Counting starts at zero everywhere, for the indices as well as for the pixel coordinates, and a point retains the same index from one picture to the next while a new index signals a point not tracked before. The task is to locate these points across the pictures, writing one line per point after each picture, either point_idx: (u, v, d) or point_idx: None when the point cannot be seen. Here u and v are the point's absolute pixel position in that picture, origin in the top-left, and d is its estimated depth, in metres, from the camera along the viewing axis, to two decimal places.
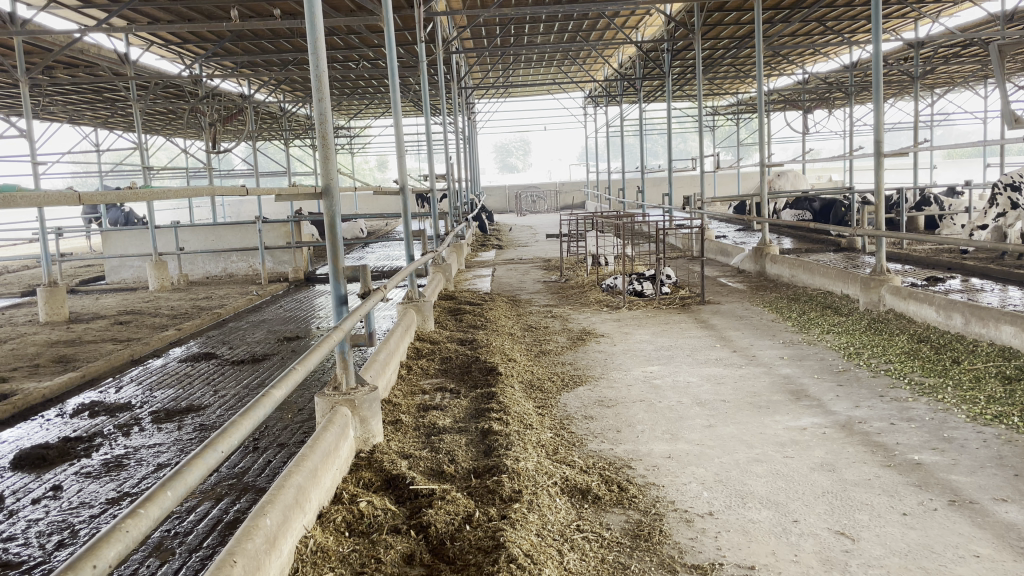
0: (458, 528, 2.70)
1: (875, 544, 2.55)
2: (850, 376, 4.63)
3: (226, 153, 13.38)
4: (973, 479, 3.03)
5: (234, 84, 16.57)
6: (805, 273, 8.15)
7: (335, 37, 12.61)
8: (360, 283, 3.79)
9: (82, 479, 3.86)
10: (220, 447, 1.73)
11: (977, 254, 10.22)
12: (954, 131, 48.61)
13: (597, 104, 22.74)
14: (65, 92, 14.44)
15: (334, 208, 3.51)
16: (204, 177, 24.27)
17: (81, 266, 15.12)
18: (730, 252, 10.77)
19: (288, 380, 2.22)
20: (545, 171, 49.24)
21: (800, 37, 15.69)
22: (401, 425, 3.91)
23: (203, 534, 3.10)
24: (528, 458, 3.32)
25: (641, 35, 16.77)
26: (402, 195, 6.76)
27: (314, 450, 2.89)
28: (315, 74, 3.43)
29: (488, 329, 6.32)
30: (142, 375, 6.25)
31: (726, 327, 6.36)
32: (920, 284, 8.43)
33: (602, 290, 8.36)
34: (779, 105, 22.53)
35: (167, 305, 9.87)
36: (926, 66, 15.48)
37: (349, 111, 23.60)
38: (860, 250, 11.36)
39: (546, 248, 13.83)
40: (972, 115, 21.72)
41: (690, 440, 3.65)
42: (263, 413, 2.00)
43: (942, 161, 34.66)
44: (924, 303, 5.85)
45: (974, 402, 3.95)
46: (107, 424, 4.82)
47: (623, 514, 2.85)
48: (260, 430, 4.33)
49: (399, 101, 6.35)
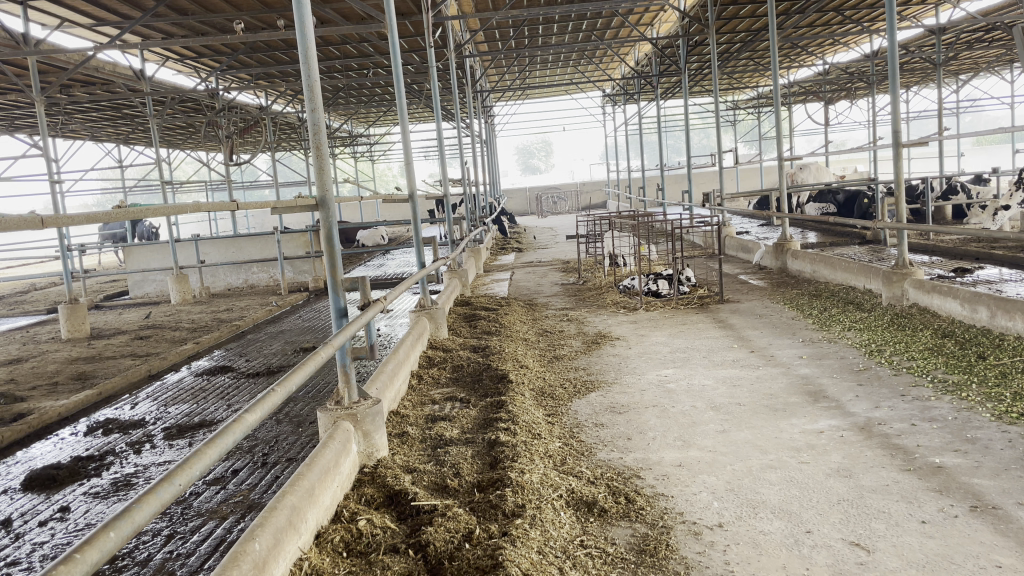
0: (458, 546, 2.62)
1: (891, 556, 2.43)
2: (871, 375, 4.50)
3: (245, 164, 13.40)
4: (996, 482, 2.90)
5: (252, 96, 16.67)
6: (827, 269, 7.98)
7: (347, 45, 12.61)
8: (360, 295, 3.68)
9: (90, 500, 3.84)
10: (179, 479, 1.60)
11: (1005, 244, 9.94)
12: (982, 116, 48.00)
13: (615, 102, 22.63)
14: (85, 110, 14.65)
15: (330, 218, 3.44)
16: (226, 188, 24.49)
17: (105, 282, 15.29)
18: (750, 248, 10.59)
19: (263, 404, 2.11)
20: (567, 171, 49.12)
21: (818, 28, 15.50)
22: (407, 437, 3.85)
23: (205, 555, 3.05)
24: (533, 471, 3.23)
25: (656, 32, 16.64)
26: (412, 202, 6.64)
27: (311, 469, 2.82)
28: (306, 84, 3.39)
29: (502, 336, 6.23)
30: (158, 391, 6.24)
31: (745, 326, 6.24)
32: (947, 276, 8.22)
33: (619, 291, 8.24)
34: (801, 96, 22.22)
35: (188, 318, 9.92)
36: (948, 53, 15.19)
37: (368, 120, 23.74)
38: (884, 244, 11.12)
39: (566, 250, 13.71)
40: (999, 100, 21.26)
41: (702, 447, 3.55)
42: (231, 440, 1.88)
43: (972, 149, 34.03)
44: (948, 297, 5.68)
45: (999, 399, 3.80)
46: (119, 442, 4.82)
47: (629, 528, 2.76)
48: (269, 445, 4.28)
49: (405, 105, 6.20)
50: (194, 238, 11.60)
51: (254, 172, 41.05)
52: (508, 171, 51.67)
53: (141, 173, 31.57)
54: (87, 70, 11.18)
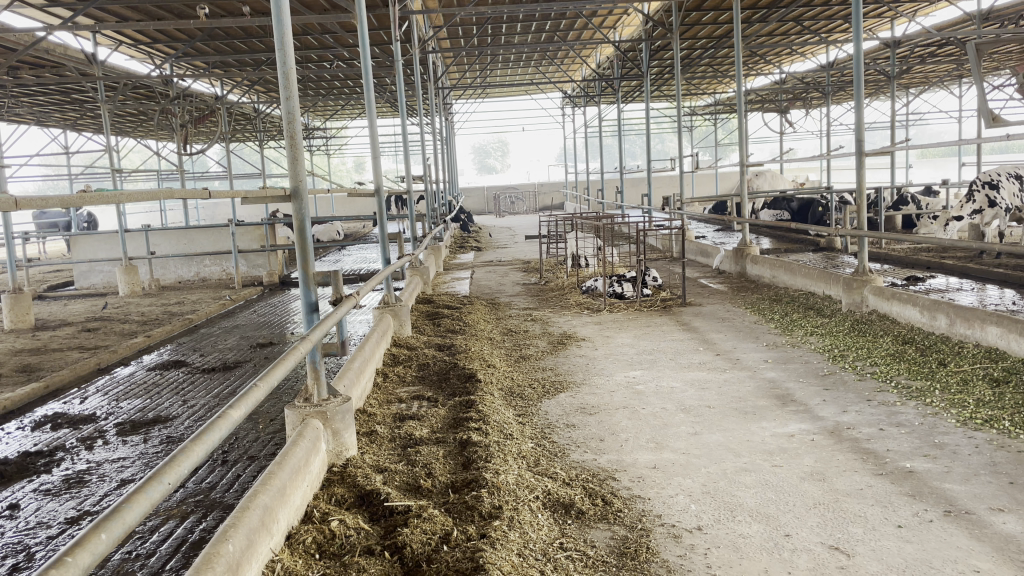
0: (435, 548, 2.56)
1: (872, 560, 2.44)
2: (836, 380, 4.55)
3: (200, 155, 13.03)
4: (967, 488, 2.93)
5: (207, 85, 16.31)
6: (787, 274, 8.08)
7: (309, 36, 12.41)
8: (331, 289, 3.57)
9: (41, 497, 3.67)
10: (168, 478, 1.51)
11: (955, 254, 10.20)
12: (928, 129, 49.56)
13: (575, 103, 22.70)
14: (33, 94, 14.16)
15: (303, 210, 3.35)
16: (177, 178, 23.98)
17: (49, 272, 14.82)
18: (710, 253, 10.70)
19: (246, 400, 2.01)
20: (523, 171, 49.18)
21: (777, 37, 15.75)
22: (376, 436, 3.76)
23: (167, 556, 2.93)
24: (508, 472, 3.18)
25: (618, 35, 16.73)
26: (377, 196, 6.49)
27: (282, 467, 2.74)
28: (282, 71, 3.28)
29: (467, 334, 6.16)
30: (108, 385, 6.04)
31: (708, 329, 6.29)
32: (900, 284, 8.41)
33: (582, 292, 8.24)
34: (758, 104, 22.59)
35: (137, 311, 9.63)
36: (902, 66, 15.58)
37: (326, 113, 23.40)
38: (840, 251, 11.34)
39: (525, 250, 13.71)
40: (947, 114, 21.89)
41: (675, 449, 3.53)
42: (217, 436, 1.79)
43: (917, 161, 35.09)
44: (907, 304, 5.78)
45: (963, 405, 3.87)
46: (70, 437, 4.63)
47: (609, 530, 2.73)
48: (230, 442, 4.15)
49: (372, 96, 6.05)
50: (145, 228, 11.30)
51: (206, 163, 40.32)
52: (464, 169, 51.64)
53: (87, 161, 30.70)
54: (38, 52, 10.80)
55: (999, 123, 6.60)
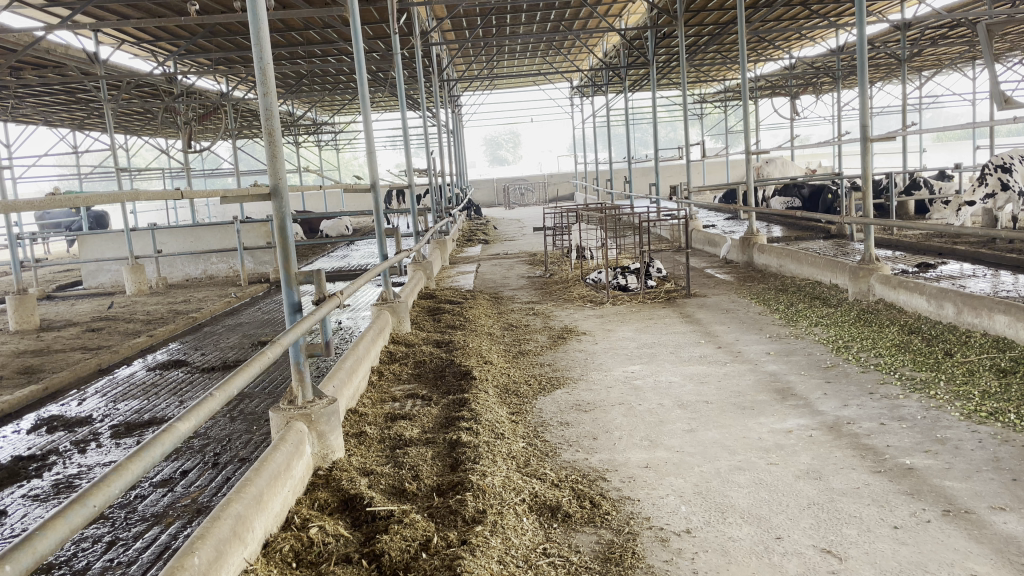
0: (414, 555, 2.49)
1: (864, 564, 2.35)
2: (839, 372, 4.43)
3: (205, 152, 12.94)
4: (969, 485, 2.83)
5: (211, 82, 16.28)
6: (794, 263, 7.95)
7: (310, 31, 12.36)
8: (316, 291, 3.48)
9: (29, 503, 3.64)
10: (93, 500, 1.45)
11: (968, 239, 10.00)
12: (945, 113, 49.14)
13: (583, 93, 22.60)
14: (39, 94, 14.22)
15: (283, 208, 3.28)
16: (185, 174, 24.03)
17: (59, 273, 14.85)
18: (717, 242, 10.54)
19: (197, 411, 1.96)
20: (534, 162, 49.01)
21: (785, 22, 15.58)
22: (365, 437, 3.70)
23: (147, 564, 2.87)
24: (495, 473, 3.11)
25: (625, 23, 16.59)
26: (373, 191, 6.39)
27: (259, 474, 2.66)
28: (259, 66, 3.20)
29: (466, 330, 6.09)
30: (107, 386, 6.01)
31: (712, 321, 6.17)
32: (911, 271, 8.24)
33: (586, 284, 8.14)
34: (768, 89, 22.34)
35: (143, 310, 9.62)
36: (913, 48, 15.34)
37: (333, 108, 23.35)
38: (850, 238, 11.18)
39: (532, 243, 13.59)
40: (961, 97, 21.56)
41: (670, 447, 3.45)
42: (159, 452, 1.73)
43: (932, 144, 34.67)
44: (914, 293, 5.66)
45: (968, 398, 3.75)
46: (64, 441, 4.60)
47: (594, 534, 2.65)
48: (221, 445, 4.10)
49: (366, 88, 5.92)
50: (150, 227, 11.28)
51: (217, 160, 40.47)
52: (475, 163, 51.59)
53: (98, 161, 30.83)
54: (40, 52, 10.83)
55: (1009, 105, 6.41)
